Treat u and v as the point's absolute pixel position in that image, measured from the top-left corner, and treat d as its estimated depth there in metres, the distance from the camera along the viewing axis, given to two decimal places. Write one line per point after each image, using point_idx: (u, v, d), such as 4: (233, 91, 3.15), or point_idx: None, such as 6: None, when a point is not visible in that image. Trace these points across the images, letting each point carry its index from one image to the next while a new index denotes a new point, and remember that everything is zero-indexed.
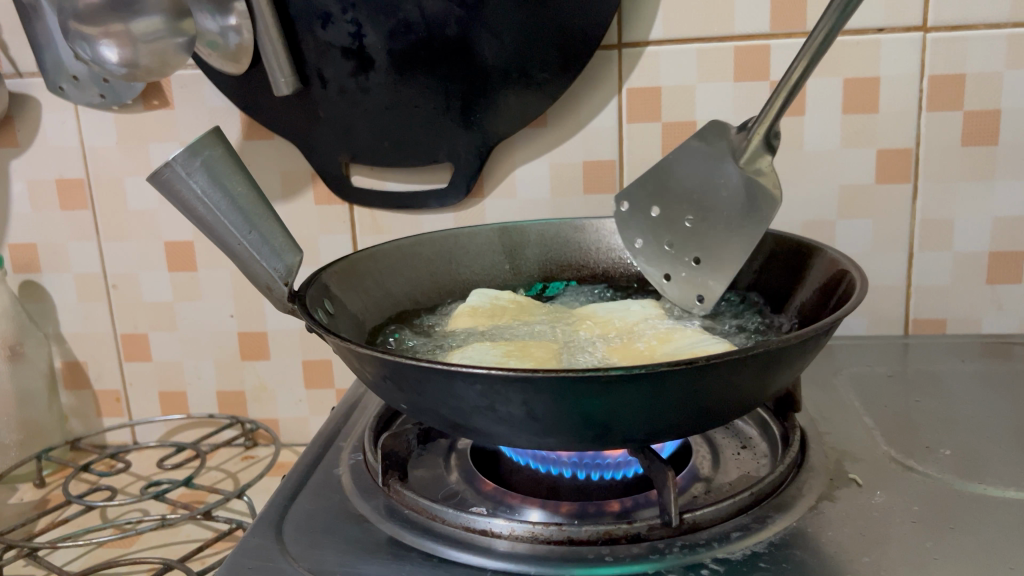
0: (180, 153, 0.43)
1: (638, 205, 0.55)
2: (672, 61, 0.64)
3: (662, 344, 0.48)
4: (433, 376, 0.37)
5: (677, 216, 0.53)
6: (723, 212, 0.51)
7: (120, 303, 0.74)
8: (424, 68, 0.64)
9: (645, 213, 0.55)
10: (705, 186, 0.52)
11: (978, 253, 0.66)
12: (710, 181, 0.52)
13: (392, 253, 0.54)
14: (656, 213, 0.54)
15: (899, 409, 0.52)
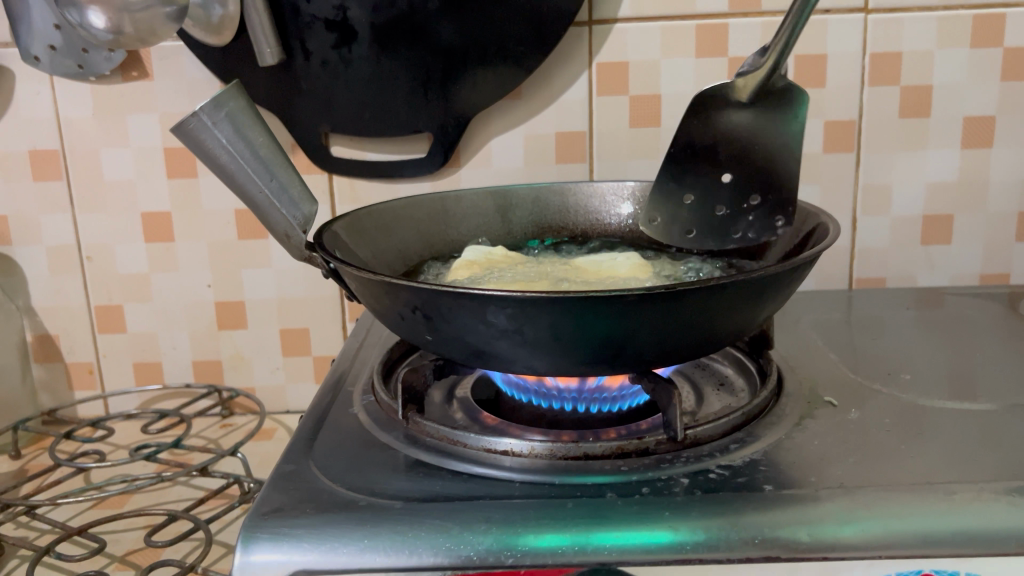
0: (206, 103, 0.44)
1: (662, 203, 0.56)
2: (639, 38, 0.69)
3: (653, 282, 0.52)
4: (466, 302, 0.40)
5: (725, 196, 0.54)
6: (755, 140, 0.53)
7: (94, 275, 0.74)
8: (406, 41, 0.67)
9: (677, 202, 0.56)
10: (717, 139, 0.54)
11: (914, 216, 0.73)
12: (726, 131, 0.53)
13: (388, 213, 0.57)
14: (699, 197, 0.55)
15: (857, 348, 0.57)
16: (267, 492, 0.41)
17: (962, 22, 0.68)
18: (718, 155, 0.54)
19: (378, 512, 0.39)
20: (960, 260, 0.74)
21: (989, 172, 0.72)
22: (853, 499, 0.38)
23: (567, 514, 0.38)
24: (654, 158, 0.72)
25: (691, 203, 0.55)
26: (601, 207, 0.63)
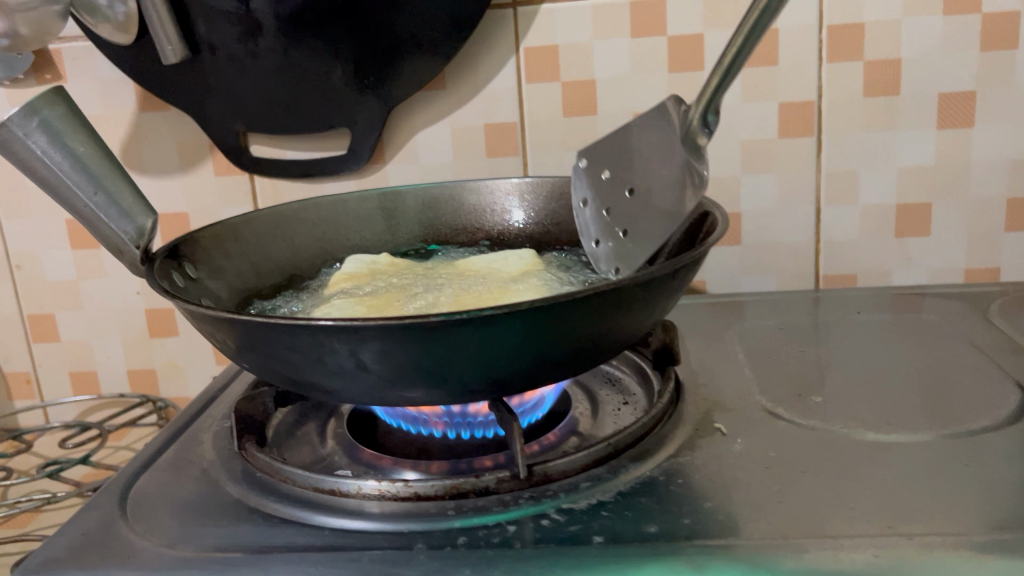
0: (15, 112, 0.41)
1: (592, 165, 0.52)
2: (568, 20, 0.63)
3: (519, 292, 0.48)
4: (259, 330, 0.36)
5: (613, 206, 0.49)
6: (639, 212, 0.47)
7: (25, 283, 0.73)
8: (312, 30, 0.63)
9: (597, 174, 0.51)
10: (647, 161, 0.47)
11: (886, 206, 0.65)
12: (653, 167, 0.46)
13: (270, 220, 0.54)
14: (600, 179, 0.51)
15: (784, 356, 0.51)
16: (55, 538, 0.38)
17: None
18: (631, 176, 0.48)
19: (155, 564, 0.35)
20: (941, 253, 0.66)
21: (969, 155, 0.64)
22: (683, 553, 0.33)
23: (356, 570, 0.34)
24: None
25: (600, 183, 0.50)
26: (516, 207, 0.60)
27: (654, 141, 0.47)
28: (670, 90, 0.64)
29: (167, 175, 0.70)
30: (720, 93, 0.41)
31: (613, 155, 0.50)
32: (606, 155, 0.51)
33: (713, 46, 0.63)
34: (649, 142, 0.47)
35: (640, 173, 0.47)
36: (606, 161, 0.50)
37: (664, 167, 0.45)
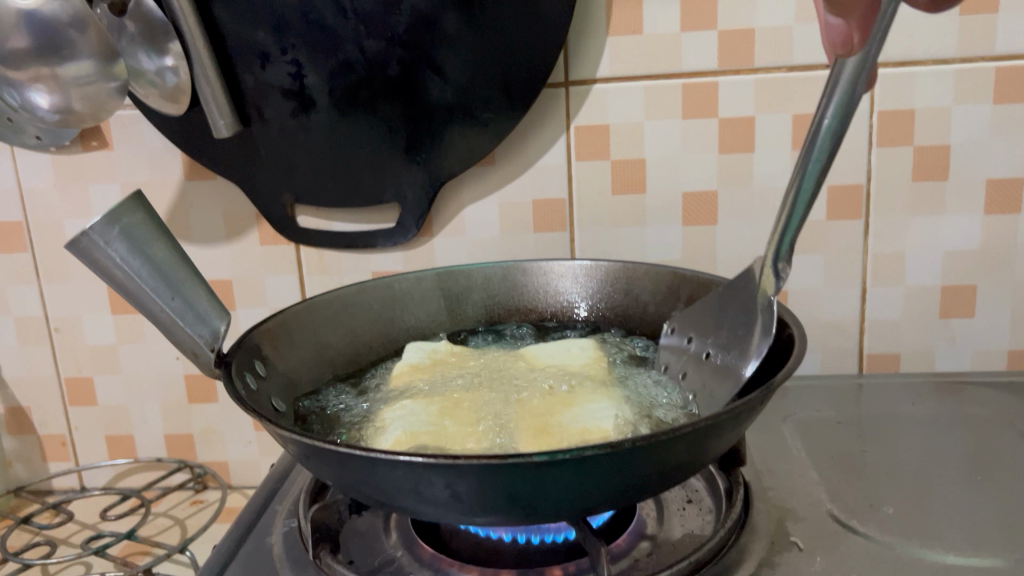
0: (97, 222, 0.41)
1: (677, 330, 0.52)
2: (620, 100, 0.64)
3: (589, 395, 0.48)
4: (353, 460, 0.35)
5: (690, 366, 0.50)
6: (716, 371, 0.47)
7: (63, 347, 0.72)
8: (365, 106, 0.63)
9: (678, 339, 0.52)
10: (727, 326, 0.48)
11: (931, 287, 0.66)
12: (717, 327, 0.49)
13: (331, 305, 0.55)
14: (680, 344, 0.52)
15: (847, 454, 0.51)
16: None
17: (983, 75, 0.61)
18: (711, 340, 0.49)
19: None
20: (985, 334, 0.66)
21: (1015, 239, 0.64)
22: None
23: None
24: (638, 227, 0.67)
25: (680, 346, 0.51)
26: (571, 288, 0.60)
27: (727, 303, 0.48)
28: (719, 171, 0.65)
29: (212, 243, 0.69)
30: (791, 233, 0.42)
31: (688, 320, 0.52)
32: (689, 318, 0.52)
33: (764, 128, 0.63)
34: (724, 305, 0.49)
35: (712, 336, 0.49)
36: (683, 325, 0.52)
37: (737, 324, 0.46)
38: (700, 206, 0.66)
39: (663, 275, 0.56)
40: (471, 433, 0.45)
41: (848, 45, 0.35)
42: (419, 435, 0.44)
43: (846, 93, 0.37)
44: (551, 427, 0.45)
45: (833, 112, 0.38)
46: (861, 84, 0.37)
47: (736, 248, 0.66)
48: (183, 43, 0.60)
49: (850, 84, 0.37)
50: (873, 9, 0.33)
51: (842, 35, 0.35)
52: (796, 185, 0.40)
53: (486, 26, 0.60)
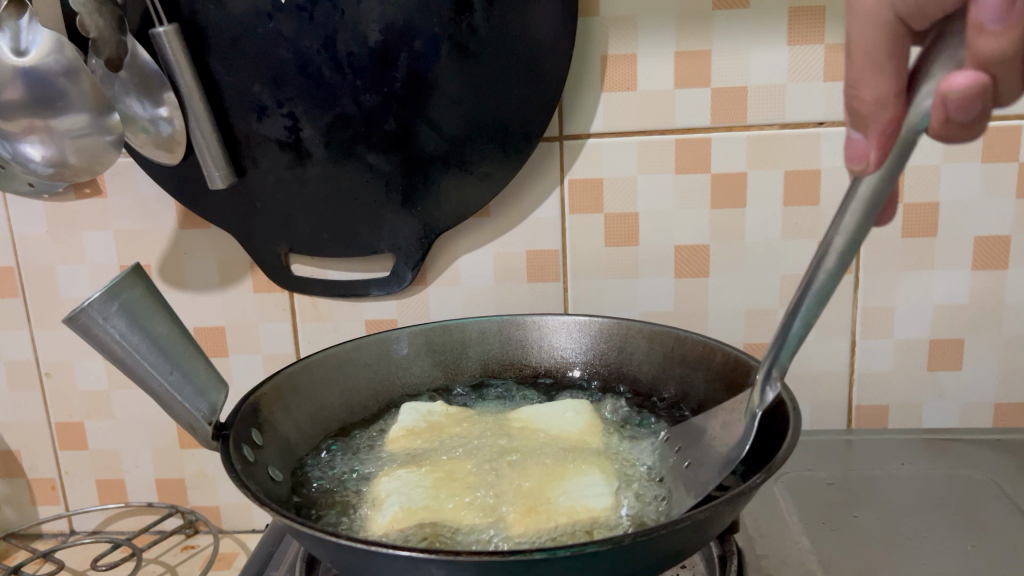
0: (96, 297, 0.41)
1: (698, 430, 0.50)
2: (614, 155, 0.64)
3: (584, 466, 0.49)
4: (353, 552, 0.35)
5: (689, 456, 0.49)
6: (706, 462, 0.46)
7: (54, 391, 0.72)
8: (361, 159, 0.64)
9: (696, 436, 0.50)
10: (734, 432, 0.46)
11: (920, 340, 0.66)
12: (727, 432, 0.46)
13: (326, 365, 0.55)
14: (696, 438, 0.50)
15: (839, 525, 0.52)
16: None
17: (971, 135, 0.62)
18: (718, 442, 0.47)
19: None
20: (971, 387, 0.67)
21: (1002, 295, 0.65)
22: None
23: None
24: (631, 279, 0.67)
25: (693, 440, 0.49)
26: (565, 343, 0.60)
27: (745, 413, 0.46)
28: (712, 225, 0.65)
29: (205, 290, 0.70)
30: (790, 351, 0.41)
31: (704, 423, 0.50)
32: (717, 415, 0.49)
33: (756, 184, 0.64)
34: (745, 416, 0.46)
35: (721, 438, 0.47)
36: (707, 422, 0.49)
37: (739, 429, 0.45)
38: (693, 259, 0.66)
39: (659, 335, 0.57)
40: (465, 505, 0.45)
41: (864, 164, 0.32)
42: (416, 510, 0.45)
43: (862, 217, 0.34)
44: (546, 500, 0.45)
45: (845, 236, 0.35)
46: (880, 204, 0.33)
47: (728, 300, 0.67)
48: (179, 95, 0.60)
49: (865, 206, 0.34)
50: (893, 129, 0.30)
51: (859, 150, 0.31)
52: (805, 300, 0.38)
53: (482, 83, 0.61)
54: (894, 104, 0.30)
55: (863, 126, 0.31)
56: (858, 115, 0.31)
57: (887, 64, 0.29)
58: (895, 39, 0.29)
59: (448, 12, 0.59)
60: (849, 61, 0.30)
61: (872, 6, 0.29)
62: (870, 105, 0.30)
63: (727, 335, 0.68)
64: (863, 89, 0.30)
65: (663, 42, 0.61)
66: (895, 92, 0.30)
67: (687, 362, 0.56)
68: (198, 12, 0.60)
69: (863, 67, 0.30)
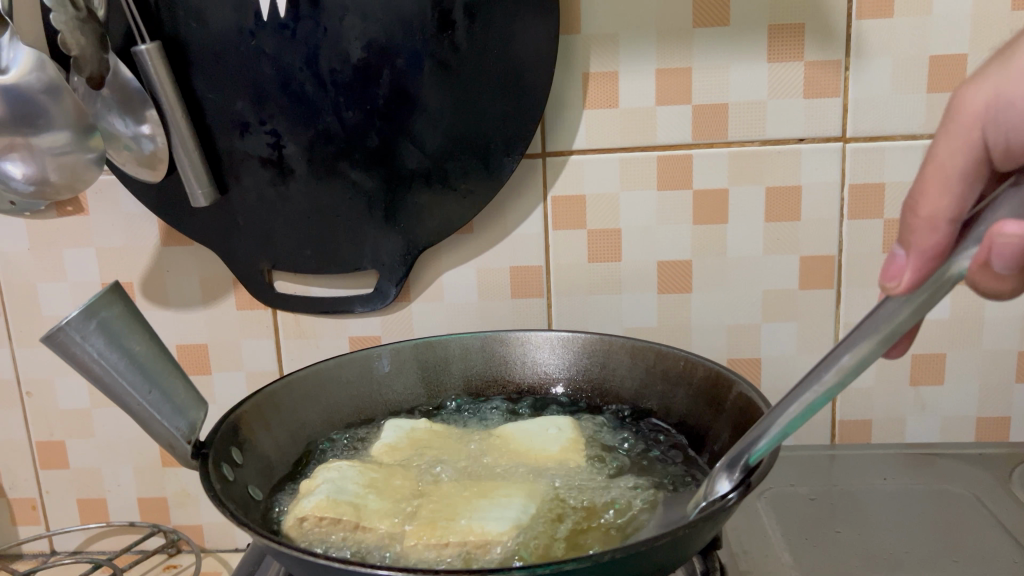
0: (74, 316, 0.41)
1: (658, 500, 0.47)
2: (596, 172, 0.64)
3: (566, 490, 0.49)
4: (333, 571, 0.35)
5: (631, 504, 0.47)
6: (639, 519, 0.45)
7: (35, 410, 0.71)
8: (344, 176, 0.64)
9: (652, 500, 0.47)
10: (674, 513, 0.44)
11: (902, 355, 0.67)
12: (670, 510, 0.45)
13: (307, 382, 0.55)
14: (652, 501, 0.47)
15: (821, 540, 0.52)
16: None
17: None
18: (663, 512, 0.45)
19: None
20: (952, 402, 0.68)
21: (983, 310, 0.65)
22: None
23: None
24: (614, 295, 0.67)
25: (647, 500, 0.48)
26: (548, 359, 0.60)
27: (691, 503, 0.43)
28: (695, 241, 0.65)
29: (188, 307, 0.69)
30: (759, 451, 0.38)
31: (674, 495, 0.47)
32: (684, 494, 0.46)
33: (737, 201, 0.64)
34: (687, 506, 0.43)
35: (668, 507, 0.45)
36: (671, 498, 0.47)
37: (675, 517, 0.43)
38: (675, 274, 0.66)
39: (641, 351, 0.57)
40: (408, 514, 0.45)
41: (896, 283, 0.33)
42: (340, 503, 0.45)
43: (879, 343, 0.33)
44: (464, 510, 0.45)
45: (856, 356, 0.34)
46: (895, 337, 0.33)
47: (711, 316, 0.67)
48: (161, 111, 0.60)
49: (887, 332, 0.33)
50: (938, 253, 0.32)
51: (897, 267, 0.33)
52: (793, 409, 0.36)
53: (464, 98, 0.61)
54: (947, 228, 0.32)
55: (908, 244, 0.33)
56: (909, 231, 0.34)
57: (954, 187, 0.33)
58: (970, 164, 0.33)
59: (430, 29, 0.59)
60: (921, 177, 0.34)
61: (961, 128, 0.33)
62: (923, 220, 0.33)
63: (710, 351, 0.68)
64: (923, 203, 0.33)
65: (644, 59, 0.62)
66: (950, 216, 0.32)
67: (668, 377, 0.56)
68: (180, 29, 0.60)
69: (933, 183, 0.33)
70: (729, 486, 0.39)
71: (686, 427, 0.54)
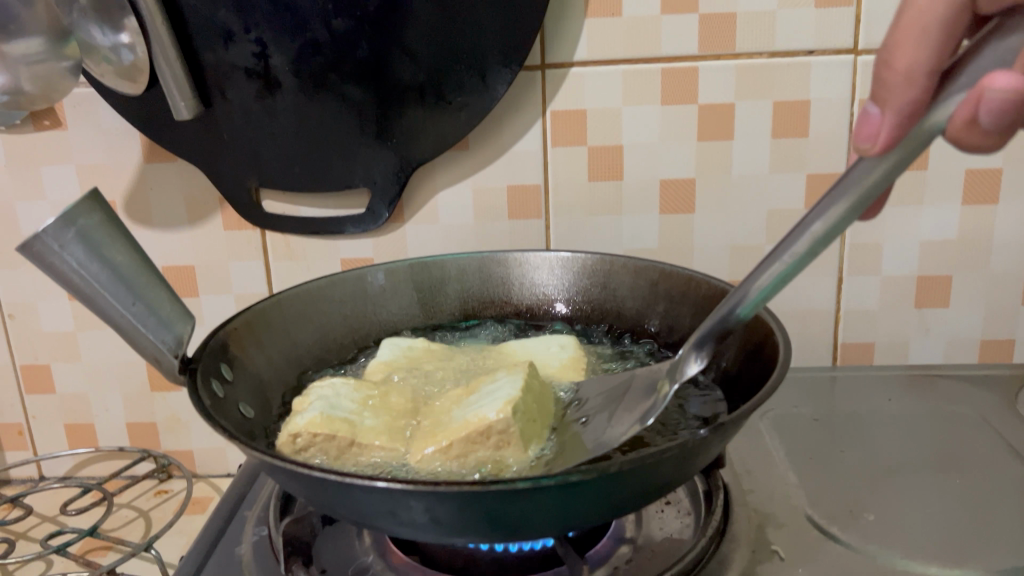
0: (51, 224, 0.39)
1: (631, 392, 0.46)
2: (597, 84, 0.62)
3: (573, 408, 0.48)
4: (328, 483, 0.34)
5: (604, 407, 0.46)
6: (615, 417, 0.44)
7: (18, 334, 0.69)
8: (334, 90, 0.61)
9: (626, 394, 0.46)
10: (646, 405, 0.43)
11: (907, 277, 0.65)
12: (641, 404, 0.44)
13: (299, 300, 0.53)
14: (624, 395, 0.46)
15: (824, 460, 0.51)
16: None
17: None
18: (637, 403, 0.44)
19: None
20: (957, 325, 0.66)
21: (992, 230, 0.63)
22: None
23: None
24: (615, 216, 0.65)
25: (616, 398, 0.47)
26: (547, 279, 0.58)
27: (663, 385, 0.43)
28: (698, 160, 0.63)
29: (174, 227, 0.67)
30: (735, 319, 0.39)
31: (642, 382, 0.46)
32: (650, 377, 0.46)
33: (744, 116, 0.62)
34: (660, 388, 0.43)
35: (639, 401, 0.45)
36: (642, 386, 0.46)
37: (650, 406, 0.43)
38: (677, 194, 0.64)
39: (644, 270, 0.55)
40: (406, 434, 0.44)
41: (872, 144, 0.31)
42: (334, 419, 0.43)
43: (851, 206, 0.33)
44: (464, 406, 0.43)
45: (827, 224, 0.33)
46: (867, 200, 0.32)
47: (713, 236, 0.65)
48: (140, 20, 0.56)
49: (860, 195, 0.32)
50: (916, 111, 0.30)
51: (874, 126, 0.31)
52: (762, 281, 0.37)
53: (458, 7, 0.58)
54: (925, 82, 0.29)
55: (883, 99, 0.30)
56: (882, 85, 0.30)
57: (934, 38, 0.29)
58: (954, 11, 0.28)
59: None
60: (896, 22, 0.30)
61: None
62: (900, 76, 0.29)
63: (714, 272, 0.66)
64: (899, 54, 0.29)
65: None
66: (931, 70, 0.29)
67: (672, 297, 0.54)
68: None
69: (910, 32, 0.29)
70: (699, 368, 0.41)
71: None
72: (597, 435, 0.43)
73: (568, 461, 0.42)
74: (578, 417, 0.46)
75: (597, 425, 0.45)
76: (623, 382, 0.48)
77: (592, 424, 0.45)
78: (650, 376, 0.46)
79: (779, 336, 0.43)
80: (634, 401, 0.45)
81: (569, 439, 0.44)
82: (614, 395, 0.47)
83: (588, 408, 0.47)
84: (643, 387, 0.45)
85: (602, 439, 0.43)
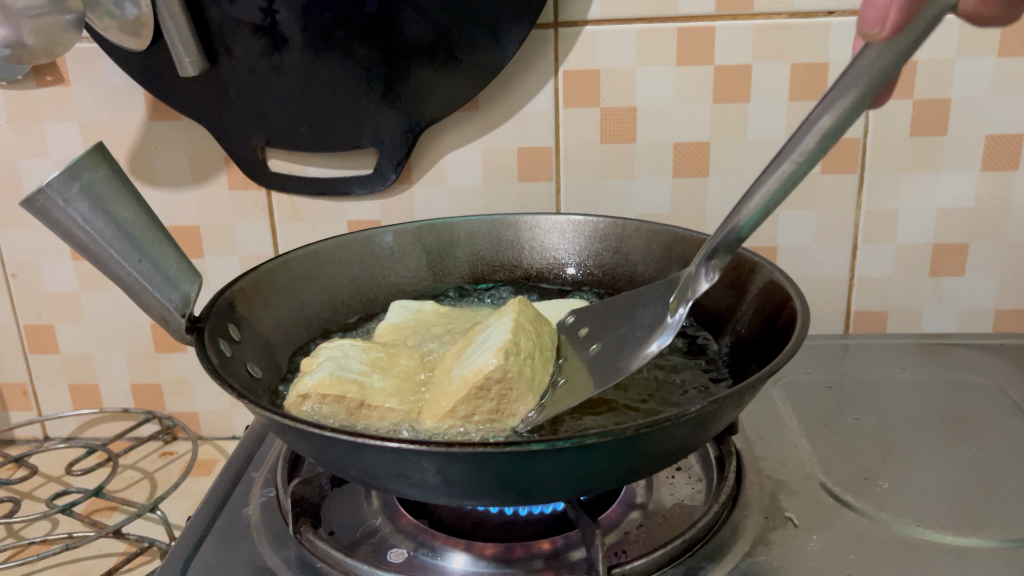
0: (56, 177, 0.38)
1: (642, 315, 0.46)
2: (610, 44, 0.60)
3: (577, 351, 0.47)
4: (339, 443, 0.33)
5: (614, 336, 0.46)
6: (627, 345, 0.44)
7: (20, 294, 0.69)
8: (341, 47, 0.59)
9: (637, 318, 0.46)
10: (659, 328, 0.43)
11: (922, 245, 0.64)
12: (653, 327, 0.44)
13: (307, 260, 0.52)
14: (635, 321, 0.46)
15: (836, 427, 0.51)
16: None
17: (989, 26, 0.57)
18: (649, 327, 0.44)
19: None
20: (970, 295, 0.66)
21: (1010, 198, 0.62)
22: None
23: None
24: (626, 180, 0.64)
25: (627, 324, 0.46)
26: (558, 243, 0.57)
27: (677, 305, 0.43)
28: (713, 123, 0.62)
29: (178, 187, 0.66)
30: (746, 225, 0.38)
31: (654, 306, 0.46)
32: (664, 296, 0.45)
33: (760, 78, 0.61)
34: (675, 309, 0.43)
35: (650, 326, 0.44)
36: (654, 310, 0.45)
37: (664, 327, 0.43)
38: (690, 158, 0.63)
39: (657, 233, 0.54)
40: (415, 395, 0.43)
41: (880, 27, 0.30)
42: (343, 380, 0.42)
43: (860, 95, 0.32)
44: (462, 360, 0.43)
45: (836, 116, 0.33)
46: (874, 88, 0.32)
47: (725, 201, 0.64)
48: None
49: (867, 83, 0.32)
50: None
51: (881, 9, 0.30)
52: (771, 184, 0.36)
53: None
54: None
55: None
56: None
57: None
58: None
59: None
60: None
61: None
62: None
63: None
64: None
65: None
66: None
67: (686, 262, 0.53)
68: None
69: None
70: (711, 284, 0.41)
71: (702, 313, 0.52)
72: (606, 367, 0.43)
73: (568, 400, 0.41)
74: (590, 349, 0.46)
75: (605, 359, 0.44)
76: (630, 307, 0.48)
77: (601, 356, 0.45)
78: (661, 298, 0.46)
79: (796, 302, 0.42)
80: (639, 333, 0.45)
81: (573, 380, 0.44)
82: (625, 321, 0.47)
83: (598, 339, 0.47)
84: (656, 310, 0.45)
85: (610, 372, 0.42)
